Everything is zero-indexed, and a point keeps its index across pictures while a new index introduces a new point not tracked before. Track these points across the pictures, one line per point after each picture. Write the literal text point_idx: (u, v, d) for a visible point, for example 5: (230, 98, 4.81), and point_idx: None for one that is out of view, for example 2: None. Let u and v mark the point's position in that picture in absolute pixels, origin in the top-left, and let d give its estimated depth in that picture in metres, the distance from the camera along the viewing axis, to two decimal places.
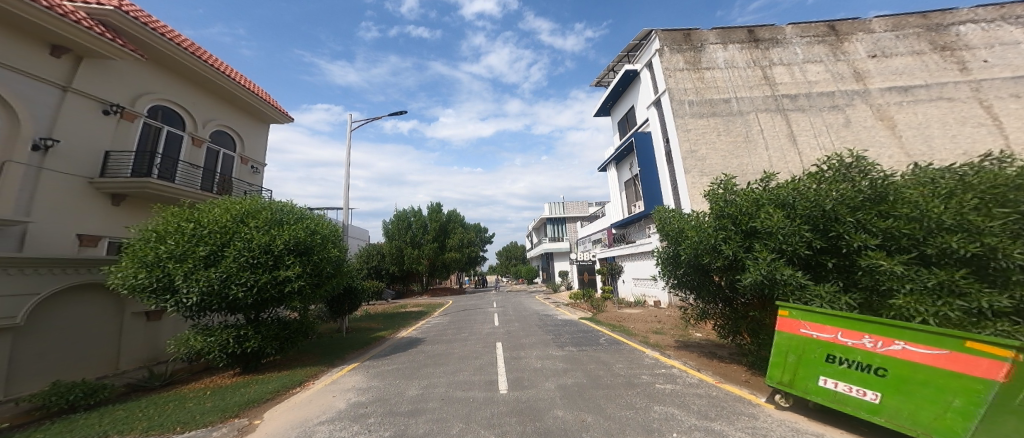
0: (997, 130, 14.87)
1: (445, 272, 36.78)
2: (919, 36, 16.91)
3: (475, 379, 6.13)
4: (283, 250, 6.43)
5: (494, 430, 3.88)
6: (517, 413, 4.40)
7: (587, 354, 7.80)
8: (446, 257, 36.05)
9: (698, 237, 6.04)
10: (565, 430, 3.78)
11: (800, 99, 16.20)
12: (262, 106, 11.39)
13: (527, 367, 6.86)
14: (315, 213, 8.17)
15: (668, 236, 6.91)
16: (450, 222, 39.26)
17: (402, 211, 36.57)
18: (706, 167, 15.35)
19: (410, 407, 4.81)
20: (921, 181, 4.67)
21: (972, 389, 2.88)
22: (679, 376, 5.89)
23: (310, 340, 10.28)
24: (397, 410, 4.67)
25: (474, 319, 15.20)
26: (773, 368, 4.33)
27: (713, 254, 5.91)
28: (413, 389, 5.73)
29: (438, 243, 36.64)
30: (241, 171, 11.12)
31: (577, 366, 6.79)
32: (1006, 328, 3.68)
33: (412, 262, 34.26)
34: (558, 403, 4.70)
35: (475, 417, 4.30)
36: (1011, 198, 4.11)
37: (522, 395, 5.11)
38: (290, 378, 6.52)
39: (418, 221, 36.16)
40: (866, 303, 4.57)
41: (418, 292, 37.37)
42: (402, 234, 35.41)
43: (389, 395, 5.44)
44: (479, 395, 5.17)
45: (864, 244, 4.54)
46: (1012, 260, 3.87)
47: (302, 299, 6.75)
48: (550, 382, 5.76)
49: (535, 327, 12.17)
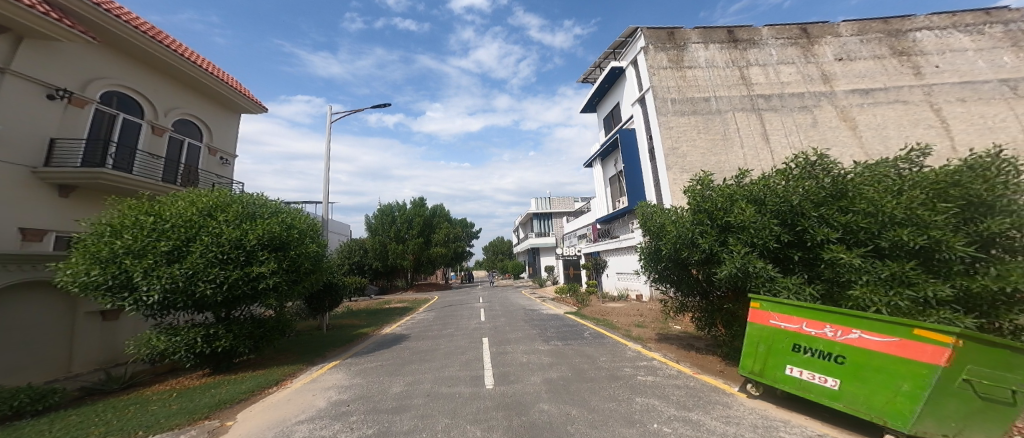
0: (944, 132, 15.93)
1: (430, 268, 36.46)
2: (880, 41, 17.78)
3: (461, 374, 6.12)
4: (256, 245, 6.20)
5: (480, 425, 3.89)
6: (503, 407, 4.42)
7: (573, 348, 7.92)
8: (431, 252, 35.67)
9: (678, 231, 6.18)
10: (550, 423, 3.84)
11: (773, 100, 16.80)
12: (232, 96, 10.96)
13: (513, 361, 6.90)
14: (292, 207, 7.96)
15: (649, 231, 7.04)
16: (436, 216, 38.87)
17: (386, 206, 36.08)
18: (687, 164, 15.85)
19: (394, 404, 4.76)
20: (878, 175, 4.92)
21: (918, 374, 3.06)
22: (659, 368, 6.07)
23: (287, 338, 10.03)
24: (380, 408, 4.62)
25: (460, 315, 15.13)
26: (746, 358, 4.57)
27: (692, 248, 6.08)
28: (397, 386, 5.67)
29: (424, 238, 36.17)
30: (209, 163, 10.66)
31: (563, 360, 6.89)
32: (949, 315, 3.97)
33: (397, 258, 33.74)
34: (544, 397, 4.76)
35: (461, 413, 4.30)
36: (952, 194, 4.37)
37: (508, 389, 5.16)
38: (266, 377, 6.33)
39: (403, 215, 35.69)
40: (828, 294, 4.86)
41: (403, 288, 36.99)
42: (386, 229, 35.02)
43: (372, 392, 5.38)
44: (465, 391, 5.17)
45: (827, 238, 4.80)
46: (954, 252, 4.16)
47: (277, 296, 6.57)
48: (536, 376, 5.82)
49: (521, 322, 12.27)
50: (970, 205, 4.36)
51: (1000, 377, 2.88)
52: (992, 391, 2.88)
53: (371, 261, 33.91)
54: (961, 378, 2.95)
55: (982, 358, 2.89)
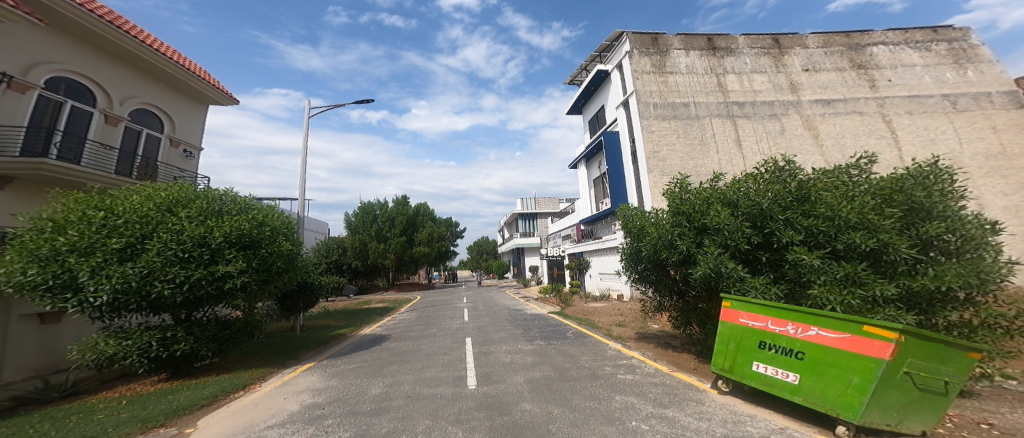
0: (893, 142, 17.07)
1: (413, 267, 35.95)
2: (842, 54, 18.78)
3: (443, 375, 6.08)
4: (222, 242, 5.96)
5: (462, 426, 3.86)
6: (485, 408, 4.42)
7: (555, 347, 7.99)
8: (414, 251, 35.14)
9: (658, 233, 6.33)
10: (532, 422, 3.87)
11: (746, 107, 17.49)
12: (200, 86, 10.48)
13: (496, 361, 6.91)
14: (264, 204, 7.69)
15: (631, 232, 7.18)
16: (419, 215, 38.35)
17: (367, 204, 35.38)
18: (666, 167, 16.31)
19: (372, 406, 4.68)
20: (838, 180, 5.19)
21: (866, 367, 3.26)
22: (638, 366, 6.21)
23: (258, 340, 9.67)
24: (357, 410, 4.53)
25: (443, 315, 15.00)
26: (717, 356, 4.76)
27: (670, 249, 6.23)
28: (375, 388, 5.57)
29: (406, 237, 35.61)
30: (171, 155, 10.12)
31: (545, 359, 6.95)
32: (894, 313, 4.25)
33: (378, 257, 33.16)
34: (527, 396, 4.79)
35: (443, 414, 4.27)
36: (898, 200, 4.70)
37: (490, 389, 5.16)
38: (232, 381, 6.08)
39: (384, 214, 35.09)
40: (791, 293, 5.11)
41: (384, 287, 36.36)
42: (366, 227, 34.35)
43: (349, 395, 5.26)
44: (446, 392, 5.14)
45: (791, 240, 5.04)
46: (900, 254, 4.46)
47: (245, 296, 6.32)
48: (519, 375, 5.86)
49: (505, 322, 12.30)
50: (912, 210, 4.71)
51: (934, 368, 3.15)
52: (926, 381, 3.16)
53: (351, 260, 33.24)
54: (902, 371, 3.18)
55: (919, 352, 3.13)
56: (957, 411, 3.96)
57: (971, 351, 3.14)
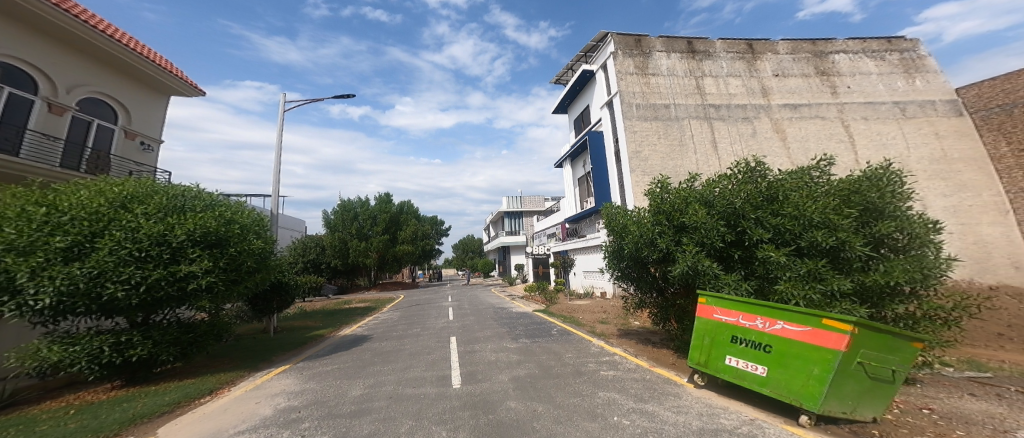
0: (851, 147, 18.08)
1: (396, 266, 35.30)
2: (808, 61, 19.68)
3: (426, 375, 5.99)
4: (184, 241, 5.67)
5: (445, 425, 3.81)
6: (469, 407, 4.39)
7: (540, 345, 8.03)
8: (397, 250, 34.53)
9: (639, 231, 6.44)
10: (517, 420, 3.85)
11: (722, 109, 18.10)
12: (161, 76, 9.92)
13: (481, 360, 6.89)
14: (233, 200, 7.39)
15: (614, 231, 7.27)
16: (403, 213, 37.76)
17: (347, 201, 34.61)
18: (648, 167, 16.72)
19: (352, 408, 4.57)
20: (804, 181, 5.43)
21: (825, 358, 3.42)
22: (619, 362, 6.34)
23: (227, 343, 9.28)
24: (336, 412, 4.42)
25: (427, 314, 14.81)
26: (694, 350, 4.93)
27: (650, 247, 6.36)
28: (356, 389, 5.45)
29: (389, 235, 34.98)
30: (127, 148, 9.55)
31: (530, 357, 6.98)
32: (849, 307, 4.52)
33: (359, 256, 32.38)
34: (511, 394, 4.80)
35: (426, 414, 4.21)
36: (855, 200, 4.98)
37: (475, 388, 5.13)
38: (196, 386, 5.81)
39: (365, 212, 34.35)
40: (760, 289, 5.31)
41: (365, 287, 35.63)
42: (347, 225, 33.49)
43: (328, 397, 5.12)
44: (430, 392, 5.08)
45: (761, 238, 5.24)
46: (855, 251, 4.74)
47: (211, 297, 6.04)
48: (504, 374, 5.86)
49: (490, 321, 12.27)
50: (865, 210, 5.02)
51: (882, 358, 3.38)
52: (875, 371, 3.40)
53: (331, 259, 32.19)
54: (855, 361, 3.37)
55: (870, 342, 3.33)
56: (903, 397, 4.25)
57: (913, 340, 3.38)
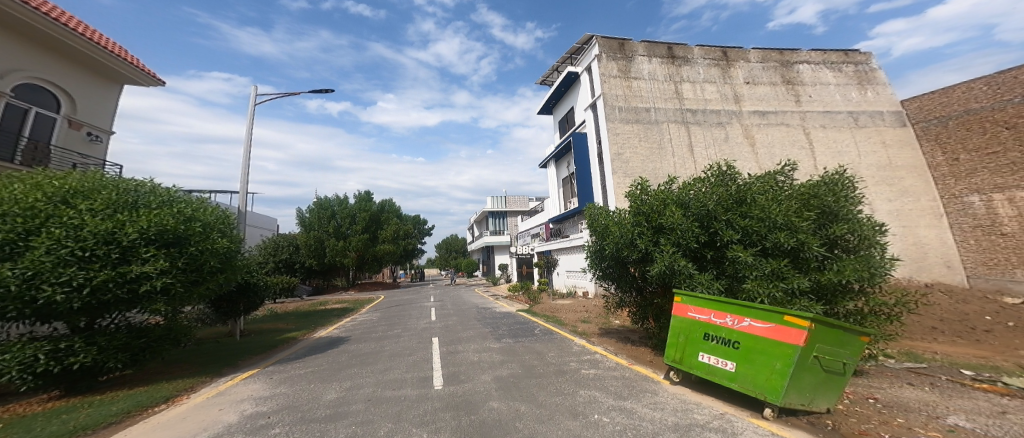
0: (810, 155, 19.15)
1: (376, 266, 34.48)
2: (775, 70, 20.67)
3: (407, 376, 5.86)
4: (136, 239, 5.28)
5: (427, 427, 3.71)
6: (452, 408, 4.32)
7: (523, 345, 8.03)
8: (377, 249, 33.72)
9: (620, 232, 6.56)
10: (499, 420, 3.81)
11: (699, 114, 18.73)
12: (115, 64, 9.27)
13: (464, 360, 6.82)
14: (194, 197, 7.00)
15: (596, 231, 7.37)
16: (385, 212, 36.95)
17: (324, 199, 33.56)
18: (629, 169, 17.11)
19: (327, 412, 4.40)
20: (771, 185, 5.68)
21: (786, 353, 3.59)
22: (600, 361, 6.43)
23: (185, 348, 8.78)
24: (310, 417, 4.23)
25: (408, 315, 14.53)
26: (670, 348, 5.07)
27: (630, 248, 6.49)
28: (331, 392, 5.27)
29: (369, 234, 34.13)
30: (72, 138, 8.86)
31: (513, 357, 6.97)
32: (808, 304, 4.79)
33: (336, 255, 31.39)
34: (494, 395, 4.76)
35: (407, 416, 4.10)
36: (815, 204, 5.26)
37: (458, 389, 5.05)
38: (149, 394, 5.44)
39: (344, 210, 33.38)
40: (730, 288, 5.53)
41: (342, 288, 34.61)
42: (323, 224, 32.41)
43: (301, 401, 4.92)
44: (411, 393, 4.97)
45: (730, 239, 5.45)
46: (813, 252, 5.01)
47: (166, 300, 5.67)
48: (487, 374, 5.82)
49: (473, 321, 12.17)
50: (822, 213, 5.33)
51: (836, 352, 3.59)
52: (831, 364, 3.60)
53: (305, 259, 30.78)
54: (813, 355, 3.56)
55: (825, 337, 3.53)
56: (851, 388, 4.55)
57: (863, 334, 3.62)
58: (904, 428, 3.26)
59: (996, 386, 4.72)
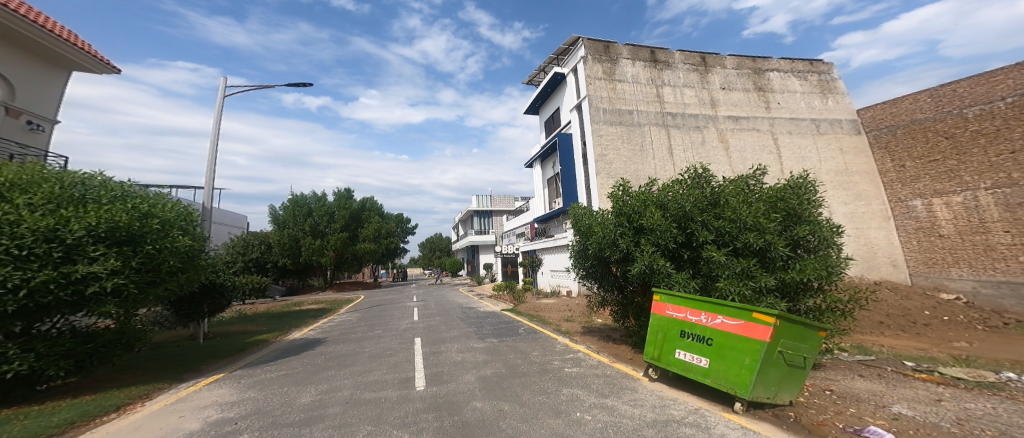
0: (777, 160, 20.11)
1: (355, 265, 33.57)
2: (749, 76, 21.54)
3: (387, 378, 5.72)
4: (84, 237, 4.88)
5: (408, 428, 3.61)
6: (435, 408, 4.24)
7: (507, 344, 8.02)
8: (357, 248, 32.82)
9: (603, 232, 6.66)
10: (482, 420, 3.77)
11: (678, 118, 19.26)
12: (64, 50, 8.58)
13: (447, 360, 6.73)
14: (152, 192, 6.57)
15: (580, 231, 7.46)
16: (366, 210, 36.05)
17: (300, 196, 32.40)
18: (612, 170, 17.43)
19: (301, 416, 4.22)
20: (743, 188, 5.91)
21: (754, 349, 3.74)
22: (583, 359, 6.51)
23: (140, 353, 8.24)
24: (282, 422, 4.05)
25: (389, 315, 14.23)
26: (649, 346, 5.19)
27: (612, 248, 6.60)
28: (306, 396, 5.08)
29: (349, 233, 33.19)
30: (9, 127, 8.13)
31: (497, 357, 6.94)
32: (774, 302, 5.02)
33: (312, 255, 30.33)
34: (478, 395, 4.72)
35: (388, 418, 3.99)
36: (782, 206, 5.52)
37: (440, 389, 4.98)
38: (97, 403, 5.06)
39: (321, 207, 32.30)
40: (705, 287, 5.72)
41: (318, 288, 33.48)
42: (299, 222, 31.26)
43: (272, 406, 4.70)
44: (392, 395, 4.86)
45: (705, 239, 5.64)
46: (780, 252, 5.25)
47: (118, 302, 5.29)
48: (470, 374, 5.76)
49: (457, 321, 12.03)
50: (787, 216, 5.59)
51: (798, 347, 3.79)
52: (793, 358, 3.80)
53: (278, 258, 29.45)
54: (777, 350, 3.73)
55: (789, 333, 3.71)
56: (811, 381, 4.80)
57: (820, 329, 3.84)
58: (857, 417, 3.47)
59: (933, 376, 5.10)
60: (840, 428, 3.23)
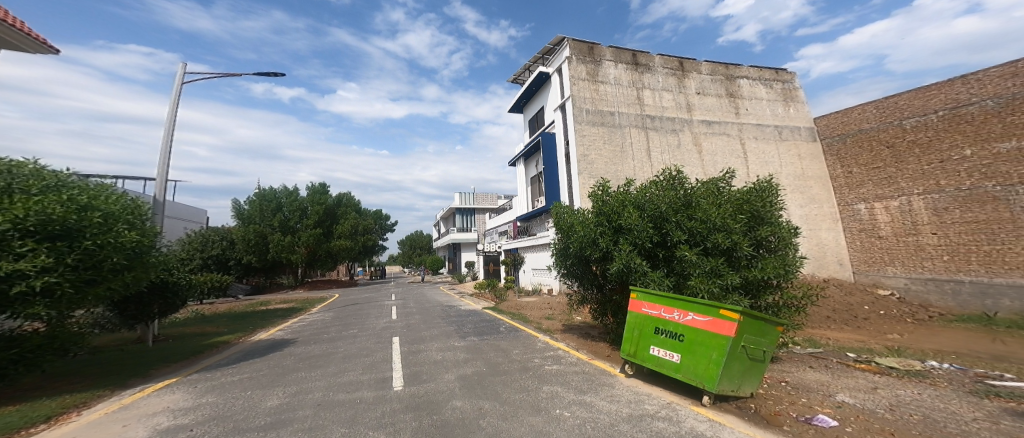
0: (743, 163, 21.16)
1: (328, 263, 32.41)
2: (721, 83, 22.47)
3: (364, 378, 5.58)
4: (7, 230, 4.42)
5: (385, 429, 3.53)
6: (413, 408, 4.17)
7: (488, 343, 8.00)
8: (332, 245, 31.70)
9: (584, 231, 6.77)
10: (462, 419, 3.75)
11: (656, 120, 19.83)
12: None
13: (426, 360, 6.64)
14: (92, 182, 6.04)
15: (562, 230, 7.54)
16: (342, 206, 34.93)
17: (270, 190, 30.92)
18: (594, 170, 17.76)
19: (267, 420, 4.03)
20: (714, 190, 6.15)
21: (721, 344, 3.92)
22: (562, 356, 6.59)
23: (75, 358, 7.59)
24: (245, 427, 3.86)
25: (367, 314, 13.86)
26: (626, 343, 5.32)
27: (593, 247, 6.72)
28: (275, 399, 4.86)
29: (322, 229, 32.01)
30: None
31: (478, 355, 6.91)
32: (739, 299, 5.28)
33: (282, 251, 29.00)
34: (457, 393, 4.68)
35: (364, 419, 3.89)
36: (749, 208, 5.79)
37: (419, 389, 4.90)
38: (25, 414, 4.61)
39: (294, 203, 30.98)
40: (678, 285, 5.93)
41: (287, 286, 32.06)
42: (268, 217, 29.86)
43: (234, 411, 4.46)
44: (368, 396, 4.74)
45: (679, 239, 5.83)
46: (745, 251, 5.52)
47: (49, 302, 4.83)
48: (450, 373, 5.70)
49: (437, 319, 11.88)
50: (752, 217, 5.89)
51: (759, 341, 4.01)
52: (755, 353, 4.01)
53: (242, 255, 27.92)
54: (741, 345, 3.93)
55: (751, 328, 3.91)
56: (769, 373, 5.09)
57: (779, 324, 4.08)
58: (810, 407, 3.70)
59: (871, 366, 5.54)
60: (793, 417, 3.44)
